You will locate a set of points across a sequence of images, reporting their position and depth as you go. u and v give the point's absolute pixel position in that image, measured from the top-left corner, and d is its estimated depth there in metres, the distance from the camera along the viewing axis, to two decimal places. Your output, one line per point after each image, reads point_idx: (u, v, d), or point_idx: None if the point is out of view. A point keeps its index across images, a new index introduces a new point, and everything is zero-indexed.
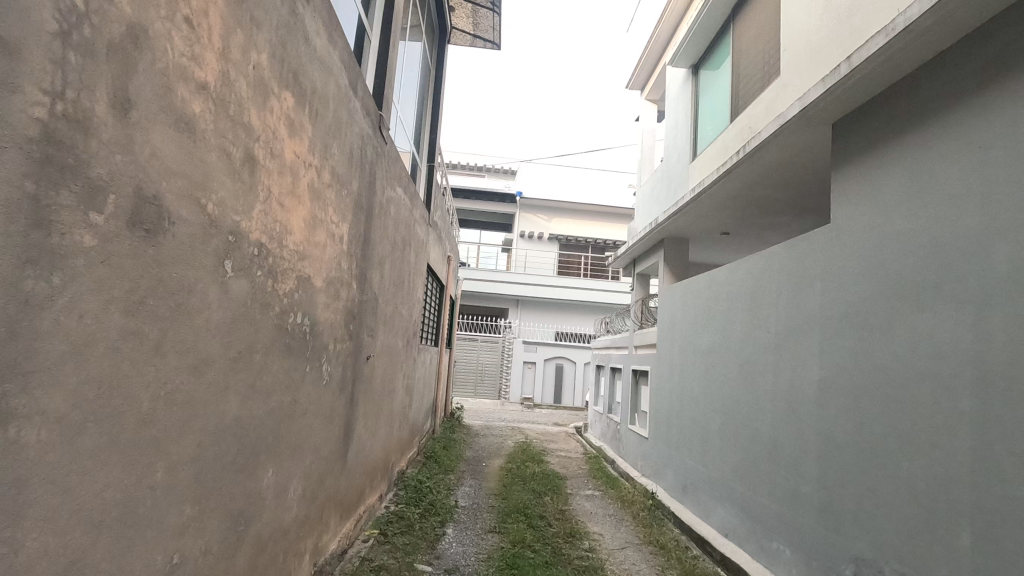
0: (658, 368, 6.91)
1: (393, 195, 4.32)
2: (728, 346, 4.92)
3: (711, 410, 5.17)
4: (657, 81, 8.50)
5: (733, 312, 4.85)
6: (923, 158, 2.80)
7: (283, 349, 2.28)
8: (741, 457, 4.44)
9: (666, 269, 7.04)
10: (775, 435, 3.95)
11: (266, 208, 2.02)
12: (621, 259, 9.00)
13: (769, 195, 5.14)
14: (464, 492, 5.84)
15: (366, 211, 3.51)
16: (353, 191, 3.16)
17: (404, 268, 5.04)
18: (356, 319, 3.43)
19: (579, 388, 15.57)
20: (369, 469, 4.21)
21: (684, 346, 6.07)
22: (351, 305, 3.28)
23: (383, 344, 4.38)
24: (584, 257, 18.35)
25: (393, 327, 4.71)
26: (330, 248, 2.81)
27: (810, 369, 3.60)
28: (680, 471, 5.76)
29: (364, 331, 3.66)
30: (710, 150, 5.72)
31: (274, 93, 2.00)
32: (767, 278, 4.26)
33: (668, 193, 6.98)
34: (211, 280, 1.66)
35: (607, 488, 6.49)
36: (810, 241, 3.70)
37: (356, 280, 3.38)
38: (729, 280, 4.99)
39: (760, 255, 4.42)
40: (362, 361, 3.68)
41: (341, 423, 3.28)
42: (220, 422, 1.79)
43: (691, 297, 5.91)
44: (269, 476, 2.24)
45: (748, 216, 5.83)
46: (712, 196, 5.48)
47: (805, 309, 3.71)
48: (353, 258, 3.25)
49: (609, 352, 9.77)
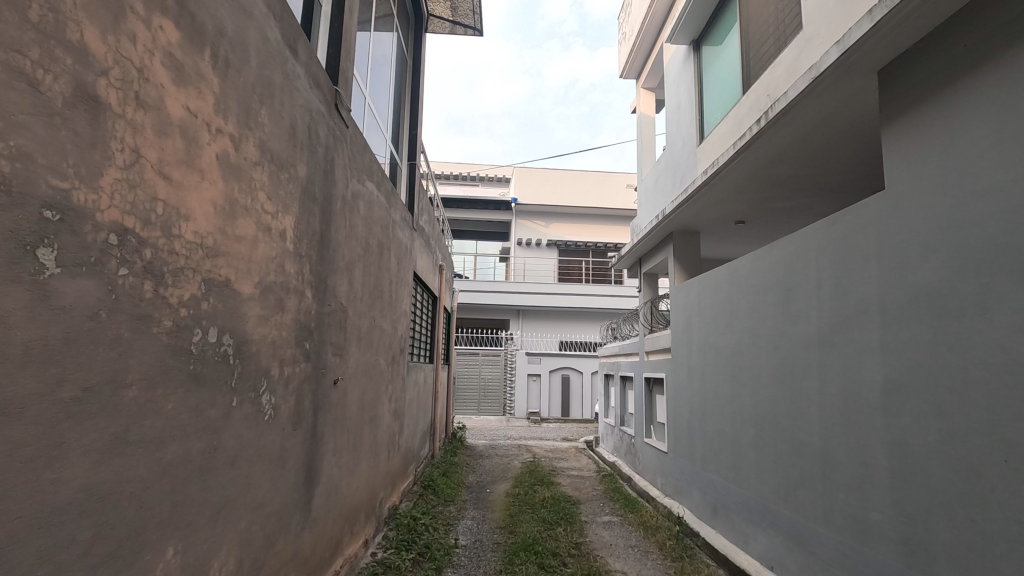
0: (674, 375, 6.26)
1: (362, 191, 3.72)
2: (757, 346, 4.28)
3: (740, 421, 4.52)
4: (653, 67, 7.96)
5: (761, 307, 4.23)
6: (1018, 93, 2.21)
7: (185, 378, 1.66)
8: (785, 474, 3.80)
9: (676, 265, 6.40)
10: (828, 448, 3.31)
11: (135, 179, 1.40)
12: (626, 259, 8.39)
13: (793, 172, 4.53)
14: (464, 527, 5.15)
15: (323, 204, 2.91)
16: (299, 177, 2.56)
17: (383, 276, 4.42)
18: (314, 335, 2.81)
19: (589, 399, 14.89)
20: (346, 513, 3.55)
21: (704, 349, 5.42)
22: (304, 318, 2.66)
23: (359, 364, 3.75)
24: (586, 262, 17.73)
25: (371, 344, 4.09)
26: (264, 245, 2.20)
27: (868, 367, 2.97)
28: (708, 490, 5.09)
29: (328, 349, 3.05)
30: (720, 130, 5.14)
31: (138, 13, 1.39)
32: (803, 264, 3.66)
33: (673, 183, 6.39)
34: (3, 278, 1.05)
35: (626, 512, 5.80)
36: (857, 213, 3.10)
37: (313, 287, 2.77)
38: (753, 270, 4.38)
39: (791, 239, 3.81)
40: (328, 387, 3.05)
41: (300, 465, 2.65)
42: (51, 500, 1.17)
43: (709, 293, 5.28)
44: (170, 559, 1.60)
45: (767, 199, 5.22)
46: (727, 179, 4.89)
47: (857, 297, 3.09)
48: (304, 260, 2.64)
49: (618, 359, 9.13)
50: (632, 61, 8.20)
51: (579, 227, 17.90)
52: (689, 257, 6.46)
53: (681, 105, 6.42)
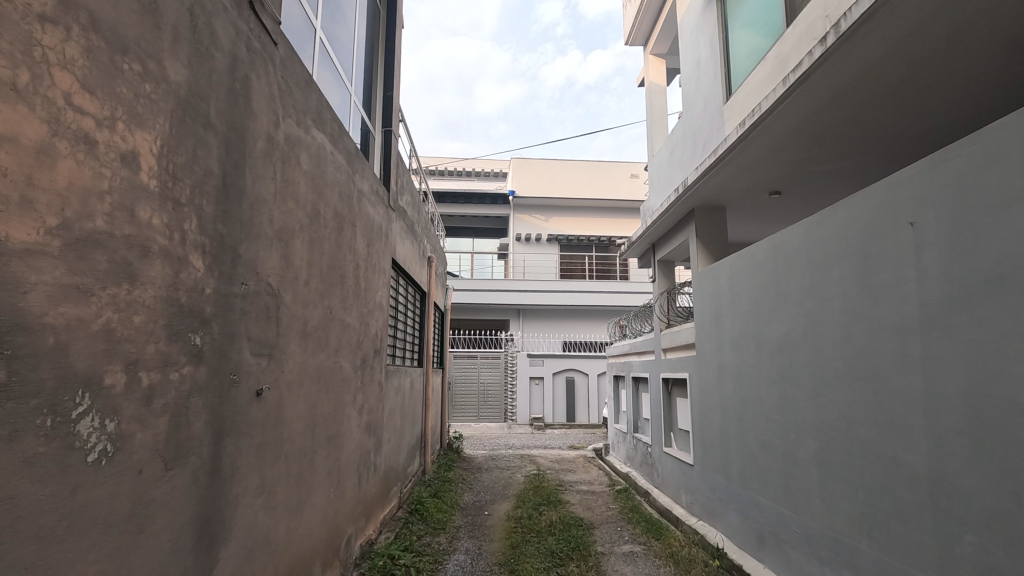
0: (700, 375, 5.37)
1: (305, 139, 2.83)
2: (818, 336, 3.39)
3: (795, 430, 3.63)
4: (663, 29, 7.08)
5: (824, 287, 3.34)
6: None
7: None
8: (869, 502, 2.90)
9: (699, 247, 5.50)
10: (943, 469, 2.43)
11: None
12: (637, 246, 7.50)
13: (855, 114, 3.64)
14: (455, 565, 4.25)
15: (226, 137, 2.01)
16: (170, 80, 1.67)
17: (345, 258, 3.53)
18: (213, 326, 1.92)
19: (595, 402, 13.97)
20: (290, 569, 2.65)
21: (739, 343, 4.54)
22: (189, 299, 1.77)
23: (306, 368, 2.85)
24: (588, 257, 16.85)
25: (328, 342, 3.19)
26: (75, 166, 1.29)
27: (1014, 358, 2.09)
28: (752, 513, 4.20)
29: (244, 347, 2.15)
30: (757, 76, 4.24)
31: None
32: (887, 224, 2.79)
33: (696, 150, 5.48)
34: None
35: (650, 540, 4.89)
36: (986, 141, 2.22)
37: (208, 255, 1.88)
38: (808, 240, 3.50)
39: (868, 195, 2.93)
40: (244, 401, 2.14)
41: (188, 520, 1.76)
42: None
43: (746, 276, 4.40)
44: None
45: (813, 159, 4.34)
46: (770, 133, 3.99)
47: (992, 257, 2.20)
48: (185, 211, 1.75)
49: (629, 358, 8.22)
50: (640, 23, 7.31)
51: (580, 220, 17.01)
52: (715, 237, 5.55)
53: (700, 62, 5.53)
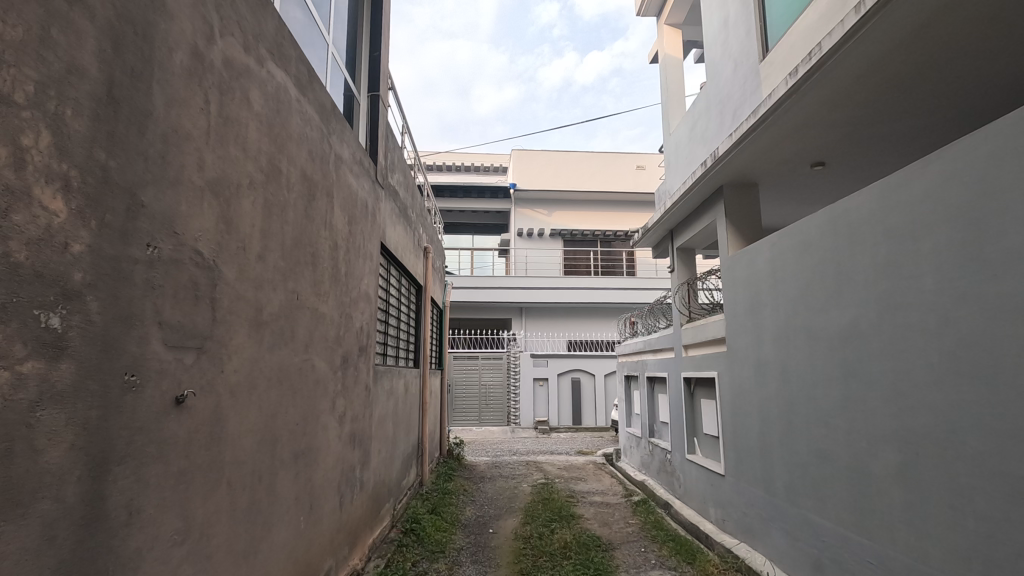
0: (732, 374, 4.74)
1: (258, 72, 2.20)
2: (899, 325, 2.76)
3: (866, 438, 3.00)
4: None
5: (907, 264, 2.70)
6: None
7: None
8: (983, 533, 2.27)
9: (729, 229, 4.86)
10: None
11: None
12: (651, 235, 6.87)
13: (936, 53, 3.01)
14: None
15: (113, 29, 1.37)
16: None
17: (318, 233, 2.90)
18: (88, 301, 1.28)
19: (602, 403, 13.34)
20: None
21: (783, 336, 3.91)
22: (33, 255, 1.13)
23: (261, 368, 2.21)
24: (593, 252, 16.22)
25: (293, 335, 2.55)
26: None
27: None
28: (803, 535, 3.57)
29: (151, 335, 1.51)
30: (807, 21, 3.60)
31: None
32: (1012, 176, 2.15)
33: (725, 118, 4.84)
34: None
35: (681, 564, 4.26)
36: None
37: (77, 195, 1.25)
38: (884, 207, 2.87)
39: (976, 143, 2.30)
40: (153, 414, 1.50)
41: None
42: None
43: (792, 259, 3.77)
44: None
45: (871, 119, 3.71)
46: (825, 85, 3.36)
47: None
48: (21, 120, 1.11)
49: (644, 357, 7.59)
50: None
51: (585, 214, 16.41)
52: (746, 217, 4.90)
53: (728, 19, 4.89)
